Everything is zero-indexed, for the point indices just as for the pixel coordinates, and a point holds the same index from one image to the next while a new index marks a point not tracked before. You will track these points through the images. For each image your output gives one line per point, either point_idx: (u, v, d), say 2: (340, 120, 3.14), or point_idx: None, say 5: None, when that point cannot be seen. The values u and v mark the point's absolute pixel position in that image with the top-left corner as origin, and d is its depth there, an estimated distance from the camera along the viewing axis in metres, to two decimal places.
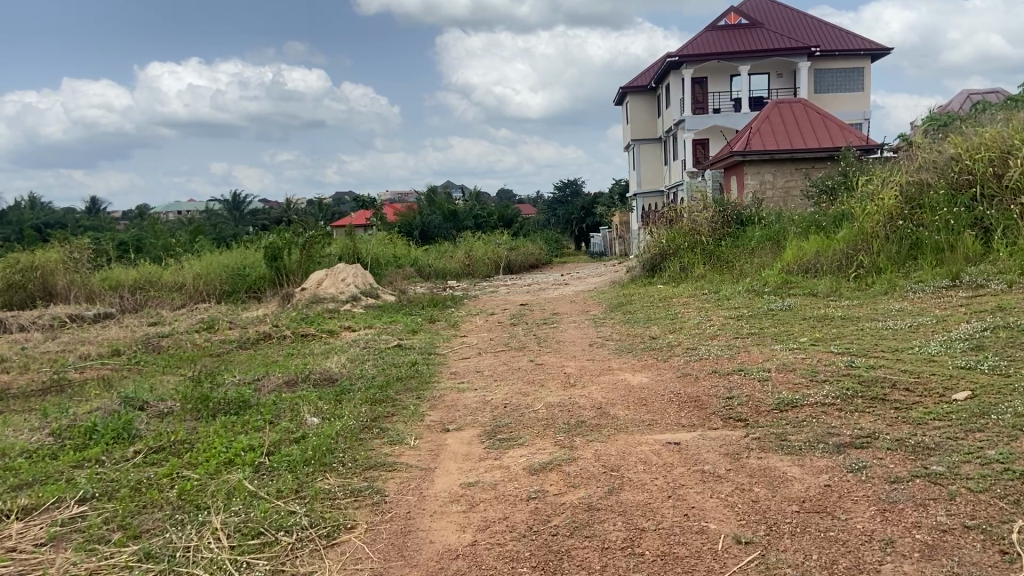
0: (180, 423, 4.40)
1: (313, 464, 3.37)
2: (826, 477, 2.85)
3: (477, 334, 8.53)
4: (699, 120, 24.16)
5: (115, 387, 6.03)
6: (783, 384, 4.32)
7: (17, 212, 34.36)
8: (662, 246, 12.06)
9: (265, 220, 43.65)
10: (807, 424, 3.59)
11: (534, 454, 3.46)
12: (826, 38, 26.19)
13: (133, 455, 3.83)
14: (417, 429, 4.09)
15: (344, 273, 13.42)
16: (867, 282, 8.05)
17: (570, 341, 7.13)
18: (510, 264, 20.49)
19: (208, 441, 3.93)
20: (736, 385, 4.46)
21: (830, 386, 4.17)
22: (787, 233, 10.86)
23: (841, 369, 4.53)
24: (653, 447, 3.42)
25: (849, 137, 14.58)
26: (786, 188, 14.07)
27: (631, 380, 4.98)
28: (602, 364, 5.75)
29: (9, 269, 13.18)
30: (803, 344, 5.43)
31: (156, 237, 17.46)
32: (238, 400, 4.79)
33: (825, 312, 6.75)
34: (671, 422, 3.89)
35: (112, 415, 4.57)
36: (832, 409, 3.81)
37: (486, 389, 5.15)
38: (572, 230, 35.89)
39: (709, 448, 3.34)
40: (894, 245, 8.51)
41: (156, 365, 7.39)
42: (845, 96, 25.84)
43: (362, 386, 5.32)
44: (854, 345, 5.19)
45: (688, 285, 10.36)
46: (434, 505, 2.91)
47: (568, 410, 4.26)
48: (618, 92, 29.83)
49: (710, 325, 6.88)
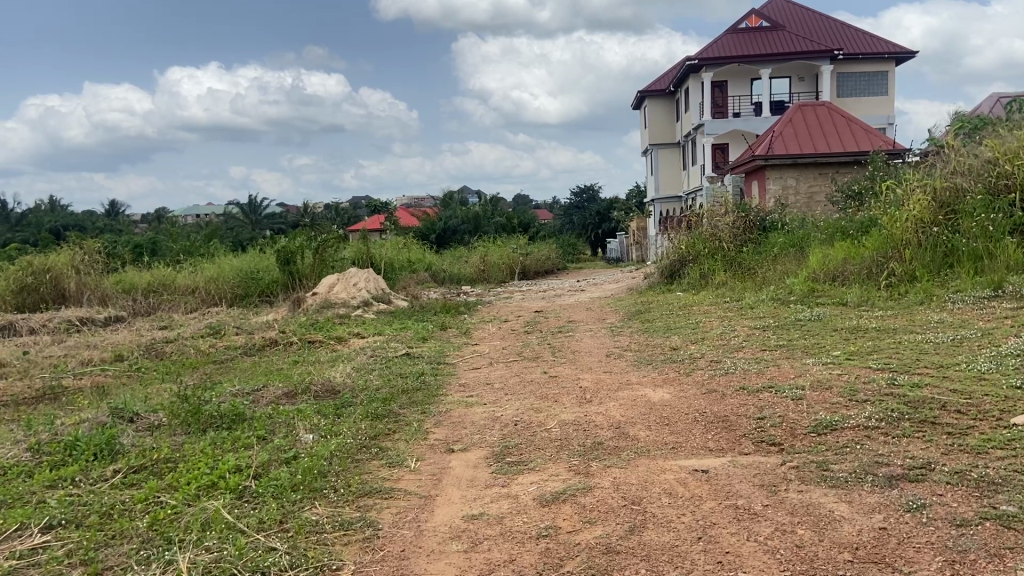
0: (167, 439, 4.11)
1: (301, 490, 3.06)
2: (880, 518, 2.49)
3: (489, 342, 8.20)
4: (720, 124, 23.74)
5: (111, 397, 5.74)
6: (820, 404, 3.94)
7: (36, 214, 34.47)
8: (682, 253, 11.69)
9: (282, 223, 43.62)
10: (851, 451, 3.23)
11: (544, 482, 3.11)
12: (849, 42, 25.70)
13: (112, 474, 3.55)
14: (419, 448, 3.77)
15: (357, 277, 13.17)
16: (901, 291, 7.64)
17: (585, 351, 6.80)
18: (525, 270, 20.15)
19: (193, 460, 3.63)
20: (767, 404, 4.09)
21: (872, 407, 3.79)
22: (812, 239, 10.45)
23: (883, 387, 4.15)
24: (677, 475, 3.08)
25: (875, 140, 14.12)
26: (810, 194, 13.67)
27: (652, 396, 4.62)
28: (620, 377, 5.40)
29: (21, 271, 13.00)
30: (838, 359, 5.05)
31: (172, 240, 17.30)
32: (231, 413, 4.49)
33: (860, 323, 6.35)
34: (697, 445, 3.54)
35: (97, 429, 4.29)
36: (877, 434, 3.44)
37: (496, 403, 4.81)
38: (587, 236, 35.40)
39: (742, 478, 2.99)
40: (927, 252, 8.11)
41: (157, 372, 7.12)
42: (868, 101, 25.33)
43: (365, 398, 5.01)
44: (894, 360, 4.80)
45: (710, 293, 10.00)
46: (433, 542, 2.58)
47: (584, 429, 3.92)
48: (636, 96, 29.46)
49: (735, 336, 6.50)
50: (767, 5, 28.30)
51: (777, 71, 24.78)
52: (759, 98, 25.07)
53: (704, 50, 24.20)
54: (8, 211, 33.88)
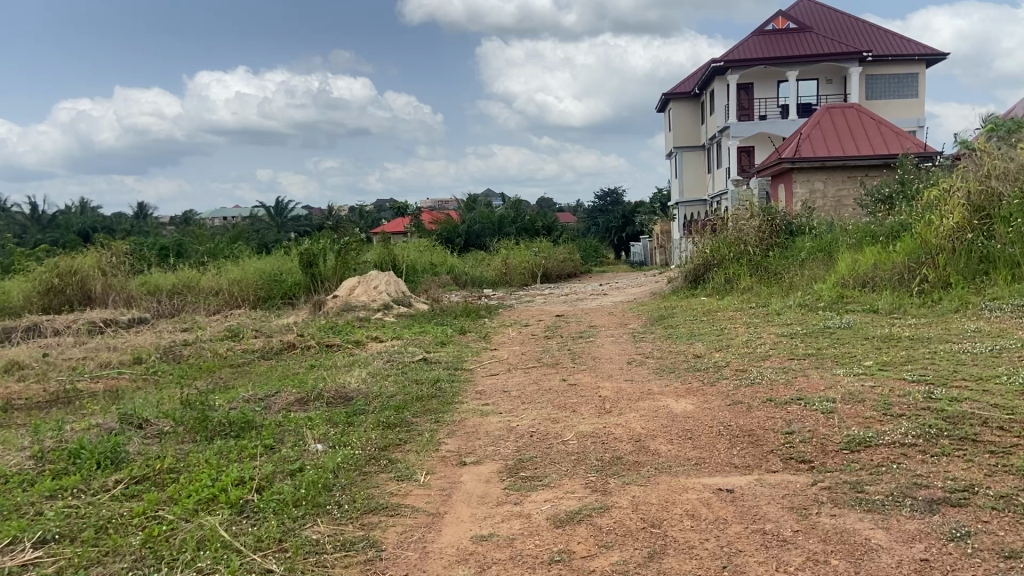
0: (173, 447, 4.04)
1: (303, 506, 2.94)
2: (921, 549, 2.29)
3: (508, 347, 8.05)
4: (745, 126, 23.36)
5: (125, 402, 5.68)
6: (852, 419, 3.72)
7: (67, 216, 35.03)
8: (705, 257, 11.43)
9: (306, 226, 43.85)
10: (887, 471, 3.02)
11: (559, 500, 2.95)
12: (879, 43, 25.19)
13: (113, 485, 3.47)
14: (430, 461, 3.63)
15: (377, 280, 13.09)
16: (935, 298, 7.36)
17: (606, 358, 6.62)
18: (547, 273, 19.99)
19: (196, 471, 3.54)
20: (796, 417, 3.87)
21: (908, 423, 3.57)
22: (841, 244, 10.16)
23: (919, 402, 3.91)
24: (700, 495, 2.90)
25: (906, 142, 13.74)
26: (838, 197, 13.36)
27: (674, 407, 4.43)
28: (641, 386, 5.20)
29: (48, 272, 13.09)
30: (870, 369, 4.82)
31: (196, 243, 17.39)
32: (240, 421, 4.40)
33: (893, 331, 6.10)
34: (721, 461, 3.35)
35: (103, 437, 4.22)
36: (914, 453, 3.22)
37: (512, 413, 4.65)
38: (611, 239, 35.17)
39: (769, 499, 2.80)
40: (962, 258, 7.82)
41: (174, 376, 7.08)
42: (898, 102, 24.79)
43: (378, 406, 4.88)
44: (930, 372, 4.55)
45: (735, 298, 9.76)
46: (438, 566, 2.44)
47: (602, 443, 3.74)
48: (661, 98, 29.17)
49: (761, 344, 6.29)
50: (795, 5, 27.86)
51: (804, 72, 24.34)
52: (786, 100, 24.65)
53: (729, 52, 23.86)
54: (39, 212, 34.37)
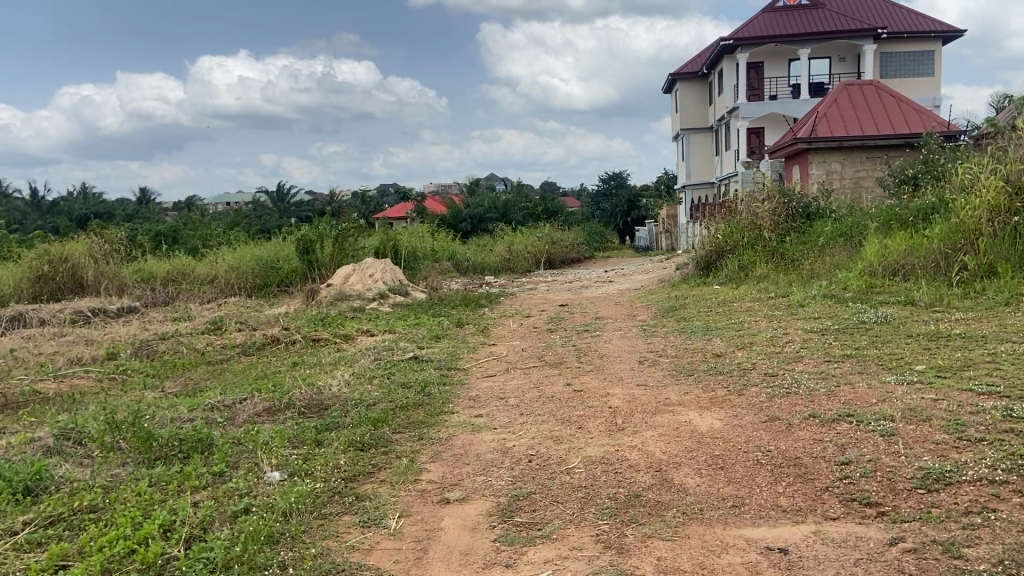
0: (106, 475, 3.39)
1: (237, 569, 2.33)
2: None
3: (508, 343, 7.38)
4: (756, 107, 22.45)
5: (83, 409, 5.04)
6: (921, 445, 3.05)
7: (69, 203, 34.28)
8: (718, 242, 10.66)
9: (309, 210, 43.02)
10: (984, 523, 2.35)
11: (562, 564, 2.31)
12: (895, 21, 24.24)
13: (20, 528, 2.83)
14: (405, 498, 2.98)
15: (373, 267, 12.41)
16: (978, 289, 6.67)
17: (615, 356, 5.96)
18: (551, 258, 19.29)
19: (123, 509, 2.91)
20: (849, 441, 3.20)
21: (992, 452, 2.89)
22: (864, 228, 9.44)
23: (999, 422, 3.21)
24: (745, 558, 2.26)
25: (929, 120, 12.91)
26: (856, 178, 12.61)
27: (699, 423, 3.75)
28: (658, 394, 4.51)
29: (37, 259, 12.38)
30: (926, 377, 4.12)
31: (193, 228, 16.71)
32: (192, 439, 3.77)
33: (940, 327, 5.41)
34: (765, 503, 2.68)
35: (28, 461, 3.56)
36: (1010, 494, 2.56)
37: (509, 428, 4.00)
38: (616, 224, 34.44)
39: (837, 569, 2.15)
40: (1004, 243, 7.08)
41: (145, 377, 6.44)
42: (914, 81, 23.85)
43: (355, 418, 4.22)
44: (1000, 383, 3.83)
45: (751, 287, 9.09)
46: None
47: (616, 473, 3.09)
48: (668, 78, 28.28)
49: (789, 341, 5.63)
50: None
51: (817, 50, 23.43)
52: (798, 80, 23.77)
53: (739, 30, 22.98)
54: (39, 197, 34.04)
